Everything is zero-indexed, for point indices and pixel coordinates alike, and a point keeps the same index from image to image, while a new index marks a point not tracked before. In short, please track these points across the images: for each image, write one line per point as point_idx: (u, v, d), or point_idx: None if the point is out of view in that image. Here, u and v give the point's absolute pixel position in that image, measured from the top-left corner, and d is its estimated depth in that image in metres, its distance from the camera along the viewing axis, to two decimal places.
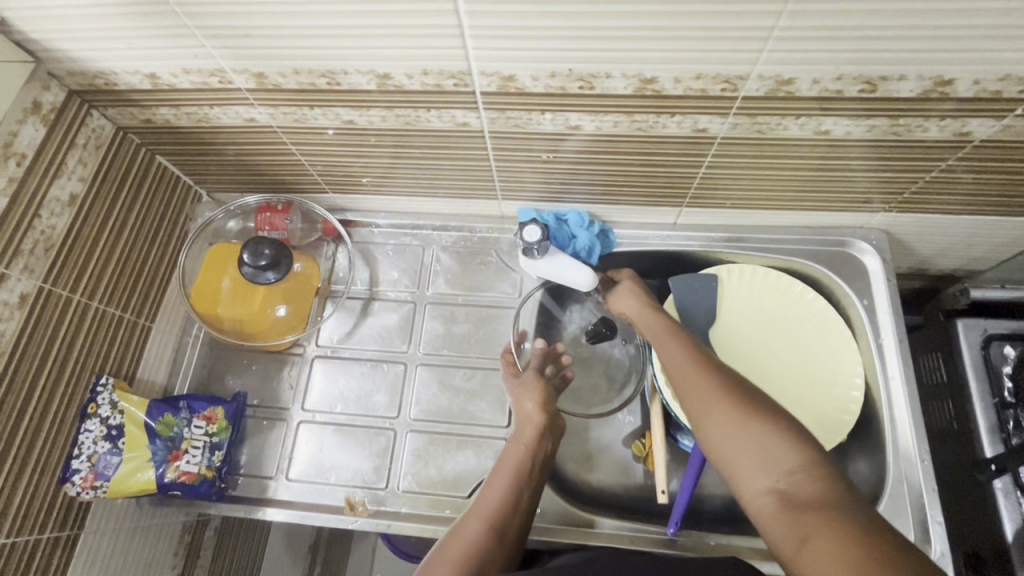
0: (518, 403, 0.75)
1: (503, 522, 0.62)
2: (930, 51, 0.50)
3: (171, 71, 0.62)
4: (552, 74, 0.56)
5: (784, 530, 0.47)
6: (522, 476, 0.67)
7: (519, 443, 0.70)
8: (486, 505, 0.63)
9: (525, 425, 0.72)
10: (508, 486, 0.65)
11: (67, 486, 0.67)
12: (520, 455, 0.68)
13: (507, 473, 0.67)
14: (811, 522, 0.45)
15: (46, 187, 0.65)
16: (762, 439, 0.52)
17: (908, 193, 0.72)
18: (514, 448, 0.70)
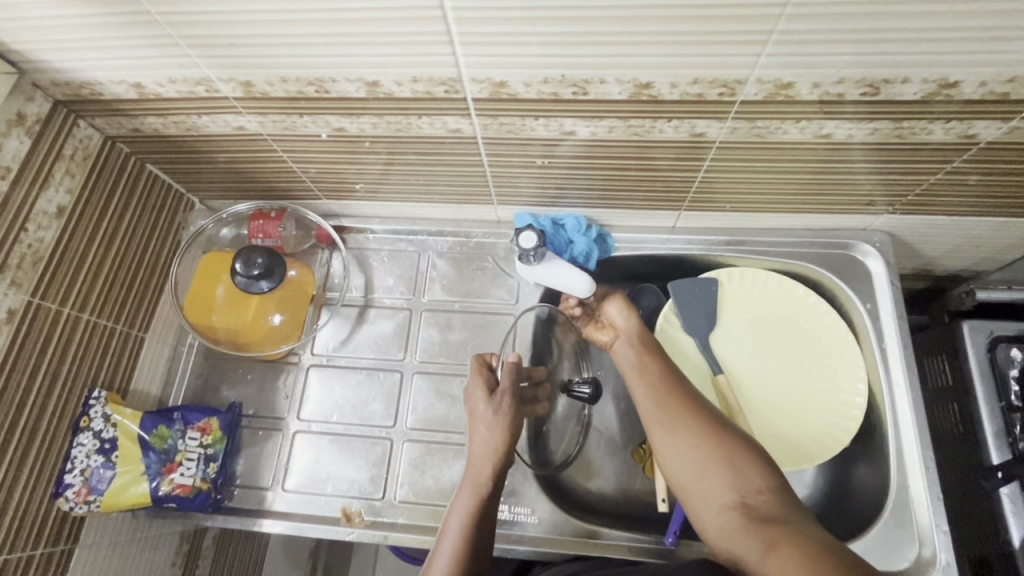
0: (472, 429, 0.72)
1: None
2: (934, 53, 0.48)
3: (156, 80, 0.61)
4: (545, 80, 0.55)
5: (750, 542, 0.54)
6: (474, 530, 0.64)
7: (471, 493, 0.67)
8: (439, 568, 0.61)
9: (479, 471, 0.69)
10: (461, 545, 0.63)
11: (61, 500, 0.67)
12: (471, 509, 0.66)
13: (457, 528, 0.65)
14: (775, 534, 0.53)
15: (33, 200, 0.64)
16: (728, 467, 0.60)
17: (911, 195, 0.71)
18: (464, 499, 0.67)
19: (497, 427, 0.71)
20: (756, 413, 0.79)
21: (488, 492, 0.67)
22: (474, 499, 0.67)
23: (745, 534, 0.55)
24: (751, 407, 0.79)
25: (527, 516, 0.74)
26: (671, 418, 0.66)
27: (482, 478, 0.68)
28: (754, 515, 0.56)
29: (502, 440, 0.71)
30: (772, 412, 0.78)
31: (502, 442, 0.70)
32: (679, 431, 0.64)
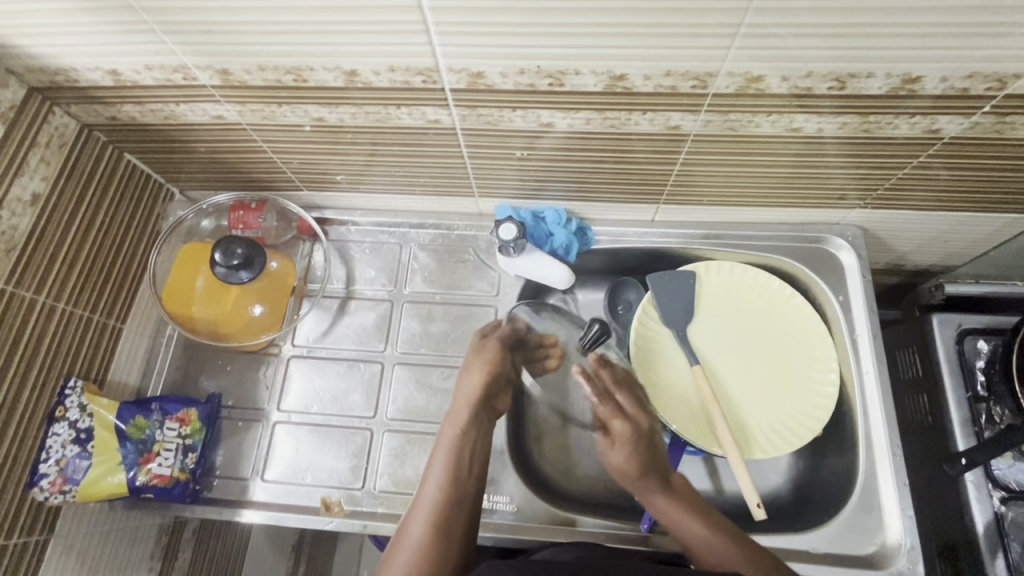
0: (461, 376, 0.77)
1: (442, 515, 0.66)
2: (895, 48, 0.50)
3: (132, 67, 0.61)
4: (521, 71, 0.56)
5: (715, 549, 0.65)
6: (457, 466, 0.69)
7: (452, 430, 0.72)
8: (425, 501, 0.67)
9: (456, 411, 0.73)
10: (443, 478, 0.68)
11: (35, 490, 0.66)
12: (451, 444, 0.71)
13: (441, 466, 0.69)
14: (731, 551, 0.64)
15: (6, 187, 0.63)
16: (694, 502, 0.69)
17: (881, 189, 0.73)
18: (447, 436, 0.72)
19: (474, 373, 0.76)
20: (734, 402, 0.80)
21: (466, 427, 0.72)
22: (452, 436, 0.71)
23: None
24: (728, 396, 0.80)
25: (505, 505, 0.74)
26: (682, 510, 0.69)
27: (460, 419, 0.73)
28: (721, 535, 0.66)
29: (483, 381, 0.75)
30: (749, 401, 0.80)
31: (480, 385, 0.75)
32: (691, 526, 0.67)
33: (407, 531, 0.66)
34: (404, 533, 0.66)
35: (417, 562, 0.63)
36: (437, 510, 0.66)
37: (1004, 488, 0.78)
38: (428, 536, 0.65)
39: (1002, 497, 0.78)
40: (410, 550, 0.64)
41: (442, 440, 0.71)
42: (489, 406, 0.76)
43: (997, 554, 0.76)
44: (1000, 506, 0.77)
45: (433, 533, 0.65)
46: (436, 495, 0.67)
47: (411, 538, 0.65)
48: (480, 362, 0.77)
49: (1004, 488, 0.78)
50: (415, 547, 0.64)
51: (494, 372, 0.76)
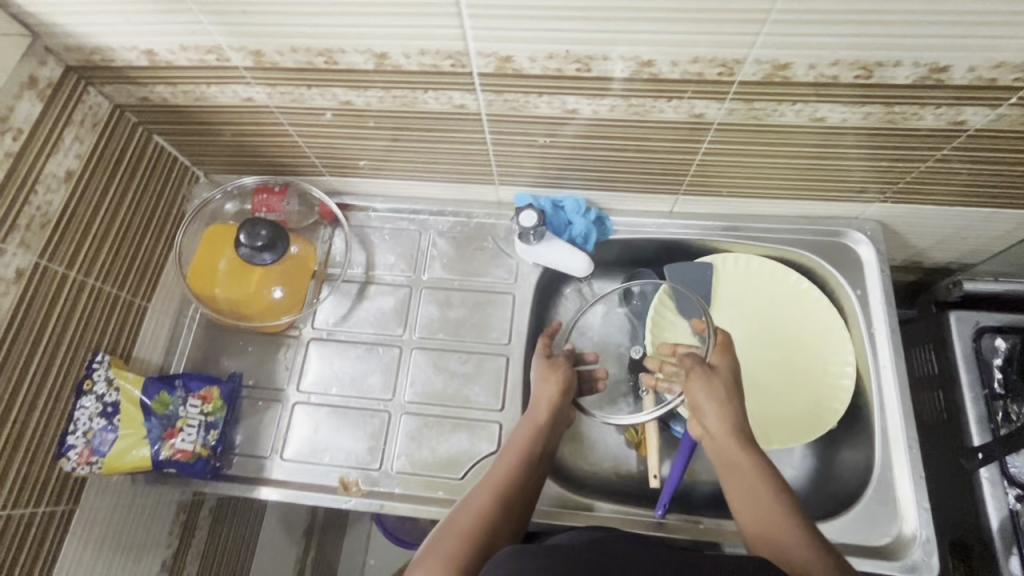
0: (538, 378, 0.75)
1: (512, 496, 0.64)
2: (923, 37, 0.50)
3: (168, 47, 0.62)
4: (549, 56, 0.56)
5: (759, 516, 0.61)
6: (532, 457, 0.68)
7: (533, 425, 0.71)
8: (496, 477, 0.65)
9: (540, 410, 0.72)
10: (518, 465, 0.67)
11: (63, 461, 0.68)
12: (529, 438, 0.70)
13: (516, 452, 0.68)
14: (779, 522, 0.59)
15: (42, 163, 0.65)
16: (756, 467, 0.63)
17: (902, 182, 0.73)
18: (526, 429, 0.71)
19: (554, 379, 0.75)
20: (749, 392, 0.81)
21: (546, 427, 0.71)
22: (533, 430, 0.71)
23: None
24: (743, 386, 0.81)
25: None
26: (771, 497, 0.61)
27: (543, 417, 0.72)
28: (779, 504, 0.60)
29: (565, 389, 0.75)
30: (764, 391, 0.80)
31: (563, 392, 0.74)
32: (777, 521, 0.59)
33: (472, 500, 0.63)
34: (469, 500, 0.63)
35: (480, 528, 0.60)
36: (509, 490, 0.64)
37: (1020, 485, 0.77)
38: (495, 510, 0.62)
39: (1017, 494, 0.77)
40: (474, 515, 0.61)
41: (521, 431, 0.71)
42: (565, 416, 0.75)
43: (1012, 551, 0.75)
44: (1015, 504, 0.77)
45: (500, 507, 0.62)
46: (510, 476, 0.65)
47: (477, 505, 0.62)
48: (555, 373, 0.75)
49: (1021, 485, 0.77)
50: (480, 515, 0.61)
51: (569, 384, 0.75)
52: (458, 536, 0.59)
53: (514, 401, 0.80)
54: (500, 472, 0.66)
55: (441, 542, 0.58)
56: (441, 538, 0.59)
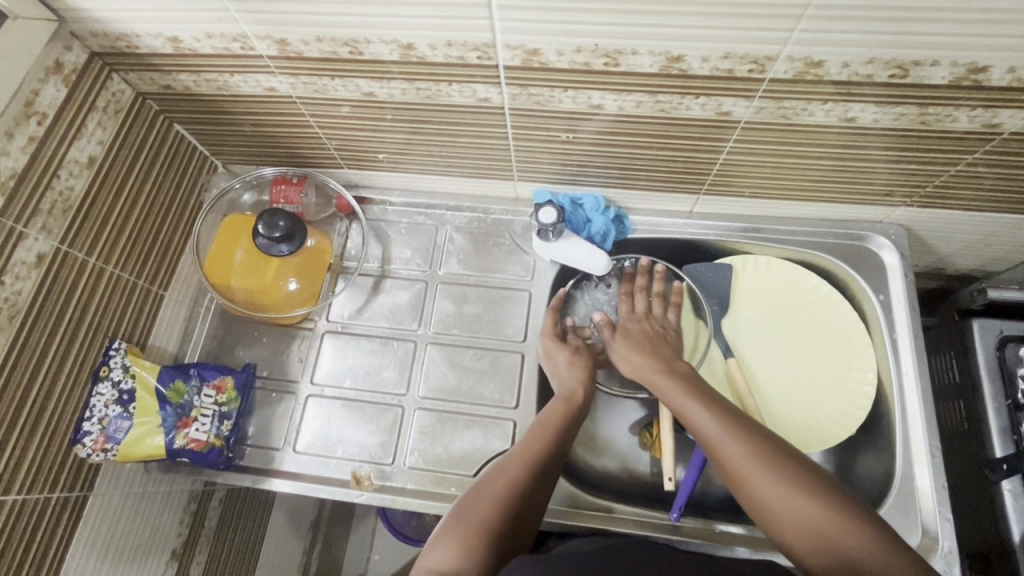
0: (551, 363, 0.77)
1: (544, 473, 0.64)
2: (963, 36, 0.49)
3: (193, 35, 0.62)
4: (577, 49, 0.56)
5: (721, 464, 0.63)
6: (565, 435, 0.68)
7: (563, 407, 0.71)
8: (529, 451, 0.65)
9: (574, 394, 0.73)
10: (551, 442, 0.66)
11: (78, 447, 0.68)
12: (561, 419, 0.69)
13: (549, 428, 0.68)
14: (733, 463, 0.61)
15: (65, 149, 0.65)
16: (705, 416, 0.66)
17: (930, 187, 0.71)
18: (557, 410, 0.70)
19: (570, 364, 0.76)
20: (765, 396, 0.79)
21: (579, 409, 0.71)
22: (565, 410, 0.70)
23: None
24: (759, 390, 0.79)
25: None
26: (749, 453, 0.61)
27: (575, 398, 0.72)
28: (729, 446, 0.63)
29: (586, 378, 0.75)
30: (781, 396, 0.79)
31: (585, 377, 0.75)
32: (758, 477, 0.59)
33: (503, 471, 0.63)
34: (499, 470, 0.63)
35: (509, 501, 0.60)
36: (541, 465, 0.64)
37: None
38: (526, 483, 0.62)
39: None
40: (502, 485, 0.61)
41: (553, 410, 0.70)
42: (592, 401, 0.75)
43: None
44: None
45: (531, 480, 0.62)
46: (543, 452, 0.65)
47: (507, 474, 0.62)
48: (576, 363, 0.76)
49: None
50: (510, 487, 0.61)
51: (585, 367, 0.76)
52: (488, 505, 0.59)
53: (528, 398, 0.79)
54: (533, 446, 0.65)
55: (471, 509, 0.59)
56: (470, 505, 0.60)
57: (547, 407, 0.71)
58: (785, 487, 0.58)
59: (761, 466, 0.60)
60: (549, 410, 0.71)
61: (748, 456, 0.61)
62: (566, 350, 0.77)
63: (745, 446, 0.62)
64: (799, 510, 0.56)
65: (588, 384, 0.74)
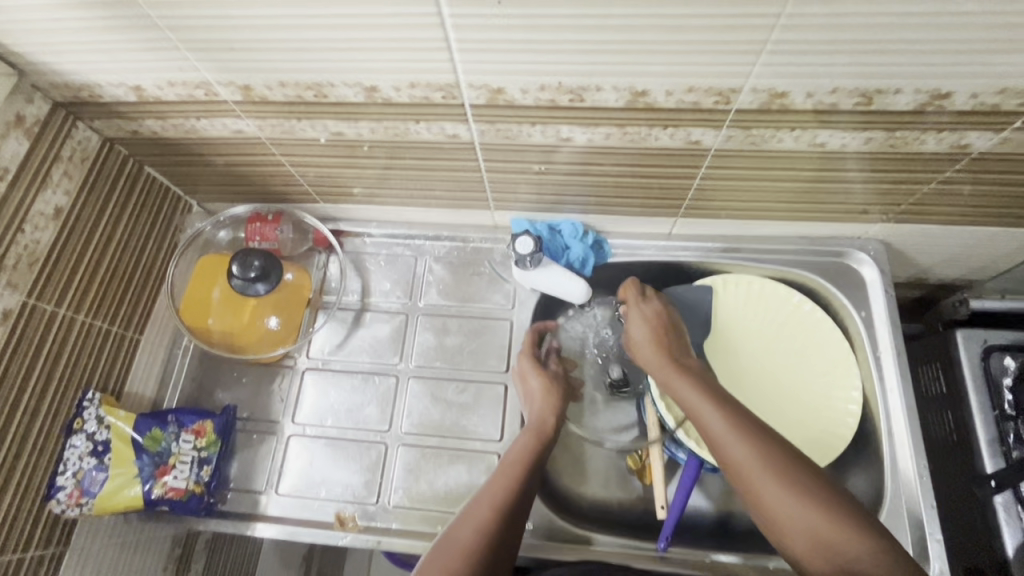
0: (529, 403, 0.75)
1: (513, 508, 0.61)
2: (922, 65, 0.49)
3: (155, 83, 0.62)
4: (542, 87, 0.56)
5: (752, 452, 0.58)
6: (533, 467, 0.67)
7: (530, 438, 0.70)
8: (497, 494, 0.62)
9: (543, 424, 0.72)
10: (519, 473, 0.65)
11: (53, 503, 0.67)
12: (529, 450, 0.68)
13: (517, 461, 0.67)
14: (768, 460, 0.57)
15: (29, 201, 0.64)
16: (731, 413, 0.62)
17: (906, 204, 0.71)
18: (525, 442, 0.69)
19: (546, 401, 0.74)
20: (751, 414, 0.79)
21: (548, 440, 0.71)
22: (534, 441, 0.70)
23: None
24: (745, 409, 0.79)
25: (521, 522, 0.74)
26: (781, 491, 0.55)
27: (545, 429, 0.71)
28: (760, 447, 0.58)
29: (555, 415, 0.73)
30: (766, 416, 0.79)
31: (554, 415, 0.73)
32: (760, 479, 0.57)
33: (472, 512, 0.60)
34: (467, 515, 0.60)
35: (482, 546, 0.56)
36: (511, 506, 0.61)
37: None
38: (498, 523, 0.59)
39: None
40: (474, 526, 0.58)
41: (522, 445, 0.69)
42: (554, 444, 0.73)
43: None
44: None
45: (504, 515, 0.60)
46: (510, 489, 0.63)
47: (477, 514, 0.60)
48: (549, 391, 0.76)
49: None
50: (481, 531, 0.58)
51: (553, 401, 0.75)
52: (459, 554, 0.55)
53: (512, 429, 0.78)
54: (501, 484, 0.64)
55: (442, 552, 0.55)
56: (439, 552, 0.56)
57: (516, 442, 0.70)
58: (799, 500, 0.54)
59: (766, 471, 0.57)
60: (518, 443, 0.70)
61: (753, 459, 0.58)
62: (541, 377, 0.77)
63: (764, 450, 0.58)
64: (806, 520, 0.53)
65: (558, 413, 0.74)
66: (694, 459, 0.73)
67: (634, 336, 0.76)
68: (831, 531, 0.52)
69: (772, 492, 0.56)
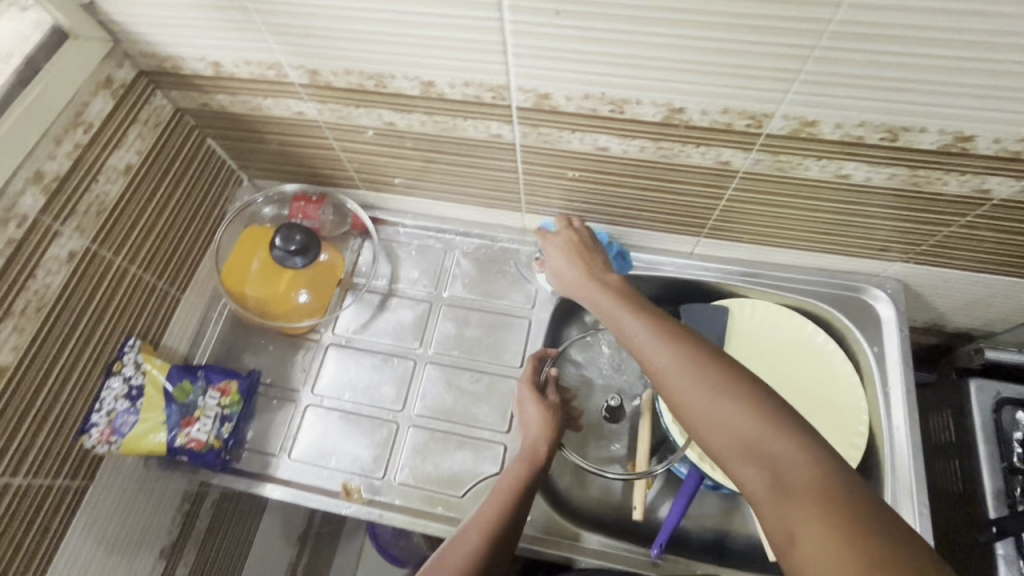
0: (523, 430, 0.75)
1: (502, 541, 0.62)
2: (948, 106, 0.52)
3: (233, 61, 0.68)
4: (585, 96, 0.60)
5: (679, 368, 0.54)
6: (524, 497, 0.67)
7: (522, 466, 0.69)
8: (489, 521, 0.63)
9: (535, 453, 0.71)
10: (509, 504, 0.65)
11: (84, 438, 0.70)
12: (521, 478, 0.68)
13: (507, 488, 0.67)
14: (697, 373, 0.53)
15: (105, 155, 0.69)
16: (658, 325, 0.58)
17: (925, 245, 0.73)
18: (517, 469, 0.69)
19: (541, 432, 0.73)
20: None
21: (541, 469, 0.70)
22: (527, 470, 0.69)
23: (772, 514, 0.45)
24: None
25: None
26: (706, 392, 0.51)
27: (539, 458, 0.71)
28: (692, 358, 0.54)
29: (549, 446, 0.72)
30: None
31: (548, 444, 0.72)
32: (686, 393, 0.52)
33: (463, 539, 0.62)
34: (457, 542, 0.62)
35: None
36: (500, 536, 0.62)
37: None
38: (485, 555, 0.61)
39: None
40: (463, 556, 0.60)
41: (515, 473, 0.69)
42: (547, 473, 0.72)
43: None
44: None
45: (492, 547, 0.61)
46: (501, 520, 0.64)
47: (467, 545, 0.61)
48: (545, 420, 0.74)
49: None
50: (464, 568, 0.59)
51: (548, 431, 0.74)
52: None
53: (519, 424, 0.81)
54: (492, 513, 0.64)
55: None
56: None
57: (508, 468, 0.70)
58: (725, 405, 0.50)
59: (692, 380, 0.52)
60: (510, 470, 0.69)
61: (678, 372, 0.54)
62: (540, 402, 0.76)
63: (788, 450, 0.47)
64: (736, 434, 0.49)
65: (552, 444, 0.73)
66: (694, 475, 0.74)
67: (560, 267, 0.75)
68: (745, 424, 0.49)
69: (725, 423, 0.49)
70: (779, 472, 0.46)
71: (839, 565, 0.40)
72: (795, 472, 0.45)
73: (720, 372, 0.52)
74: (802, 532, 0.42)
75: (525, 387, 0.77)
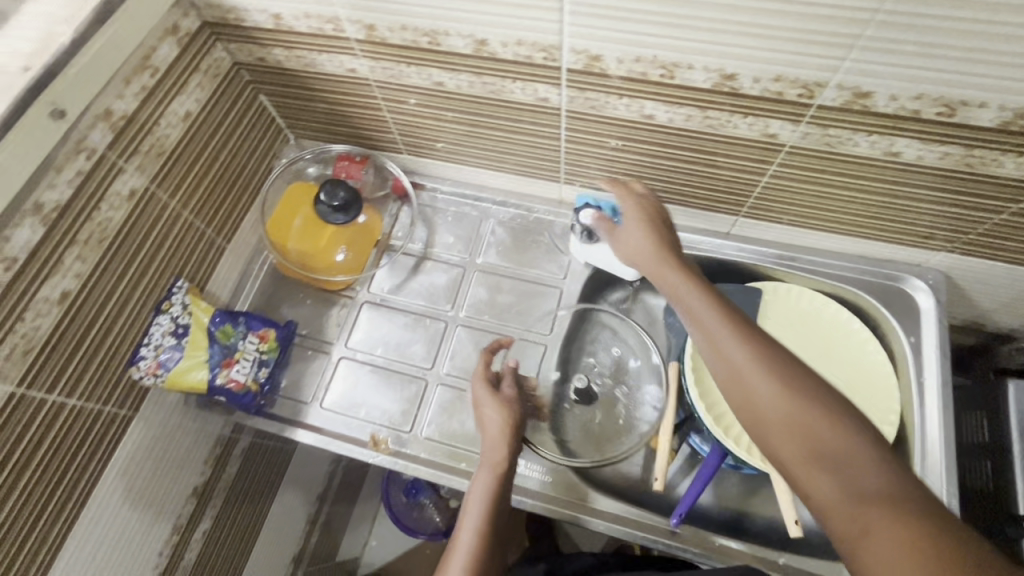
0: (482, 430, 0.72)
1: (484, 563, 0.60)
2: (1011, 80, 0.51)
3: (293, 14, 0.70)
4: (637, 59, 0.60)
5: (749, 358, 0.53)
6: (496, 508, 0.65)
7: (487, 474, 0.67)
8: (467, 544, 0.61)
9: (499, 458, 0.69)
10: (483, 522, 0.63)
11: (133, 369, 0.73)
12: (489, 488, 0.66)
13: (478, 503, 0.65)
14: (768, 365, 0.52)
15: (168, 100, 0.73)
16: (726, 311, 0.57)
17: (973, 234, 0.72)
18: (483, 479, 0.67)
19: (500, 435, 0.70)
20: None
21: (508, 471, 0.68)
22: (494, 478, 0.67)
23: (841, 512, 0.44)
24: None
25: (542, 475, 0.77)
26: (774, 385, 0.50)
27: (502, 461, 0.68)
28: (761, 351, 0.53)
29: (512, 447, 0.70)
30: None
31: (508, 445, 0.70)
32: (754, 380, 0.52)
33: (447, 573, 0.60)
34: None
35: None
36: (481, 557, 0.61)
37: None
38: None
39: None
40: None
41: (483, 486, 0.66)
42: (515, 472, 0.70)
43: None
44: None
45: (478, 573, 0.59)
46: (479, 538, 0.62)
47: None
48: (503, 420, 0.72)
49: None
50: None
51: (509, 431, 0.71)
52: None
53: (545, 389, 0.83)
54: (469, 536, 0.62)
55: None
56: None
57: (476, 480, 0.67)
58: (796, 400, 0.49)
59: (763, 372, 0.52)
60: (476, 482, 0.67)
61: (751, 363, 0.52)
62: (494, 402, 0.73)
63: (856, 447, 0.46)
64: (806, 430, 0.48)
65: (512, 443, 0.70)
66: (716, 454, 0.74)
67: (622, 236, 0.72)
68: (817, 422, 0.48)
69: (794, 418, 0.49)
70: (851, 475, 0.45)
71: (898, 565, 0.39)
72: (866, 475, 0.44)
73: (788, 369, 0.51)
74: (876, 529, 0.41)
75: (478, 390, 0.75)
